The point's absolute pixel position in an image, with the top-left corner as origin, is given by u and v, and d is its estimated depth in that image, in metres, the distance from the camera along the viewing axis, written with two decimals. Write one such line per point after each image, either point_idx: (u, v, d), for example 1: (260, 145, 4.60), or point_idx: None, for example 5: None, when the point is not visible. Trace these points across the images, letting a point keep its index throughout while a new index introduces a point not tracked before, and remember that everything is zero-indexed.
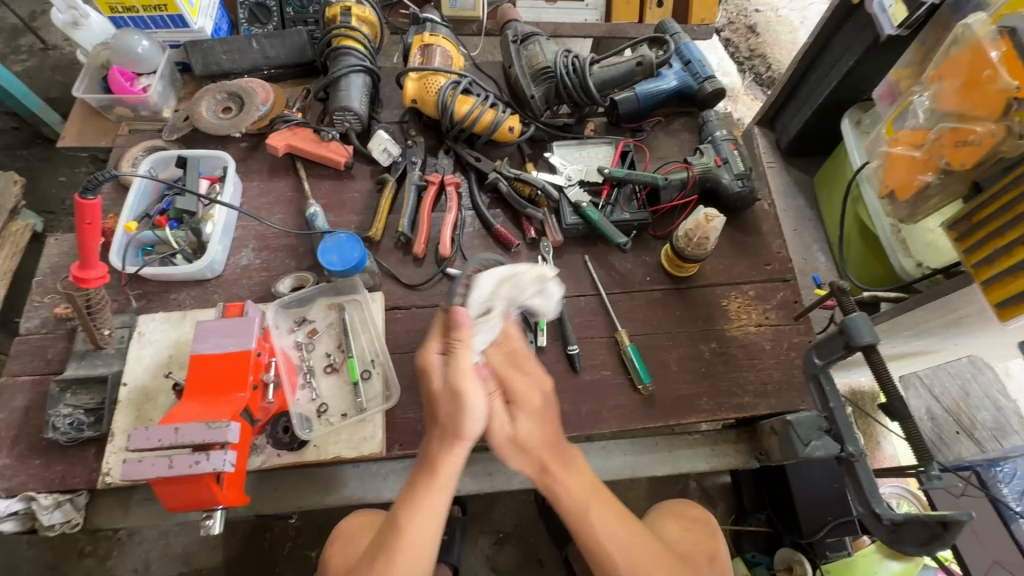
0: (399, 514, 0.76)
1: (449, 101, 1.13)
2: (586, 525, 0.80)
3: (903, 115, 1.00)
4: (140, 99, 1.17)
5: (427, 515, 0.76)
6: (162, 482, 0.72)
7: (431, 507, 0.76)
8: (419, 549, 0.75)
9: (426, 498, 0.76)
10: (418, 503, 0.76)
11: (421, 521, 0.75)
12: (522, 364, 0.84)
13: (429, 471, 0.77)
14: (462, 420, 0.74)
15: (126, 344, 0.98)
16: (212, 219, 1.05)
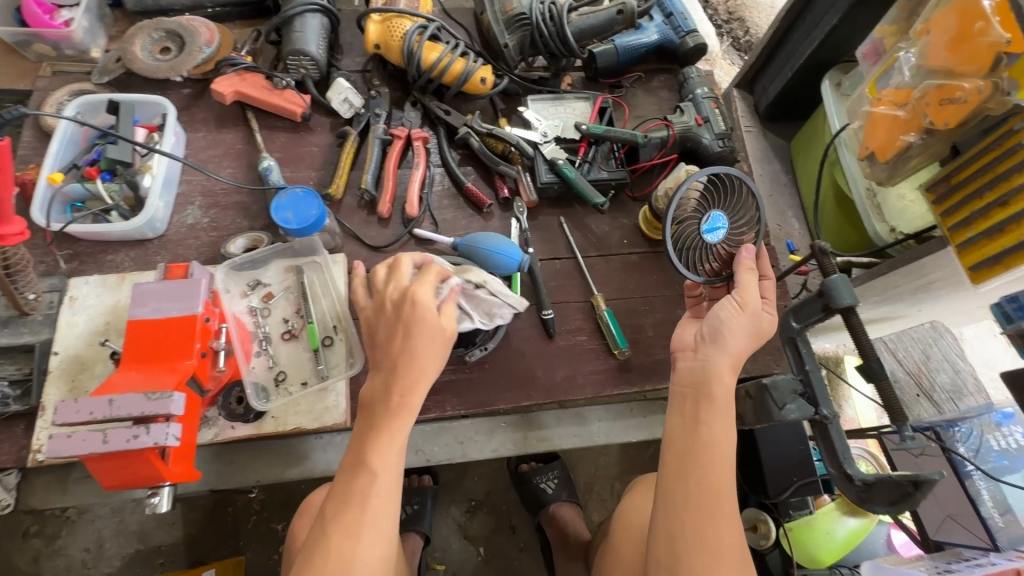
0: (370, 458, 0.68)
1: (416, 48, 1.04)
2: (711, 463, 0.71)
3: (888, 73, 0.97)
4: (61, 34, 1.04)
5: (394, 449, 0.70)
6: (97, 458, 0.65)
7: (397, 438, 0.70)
8: (388, 493, 0.68)
9: (394, 430, 0.70)
10: (384, 432, 0.70)
11: (390, 456, 0.69)
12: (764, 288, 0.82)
13: (399, 406, 0.70)
14: (418, 347, 0.72)
15: (56, 309, 0.88)
16: (150, 170, 0.94)
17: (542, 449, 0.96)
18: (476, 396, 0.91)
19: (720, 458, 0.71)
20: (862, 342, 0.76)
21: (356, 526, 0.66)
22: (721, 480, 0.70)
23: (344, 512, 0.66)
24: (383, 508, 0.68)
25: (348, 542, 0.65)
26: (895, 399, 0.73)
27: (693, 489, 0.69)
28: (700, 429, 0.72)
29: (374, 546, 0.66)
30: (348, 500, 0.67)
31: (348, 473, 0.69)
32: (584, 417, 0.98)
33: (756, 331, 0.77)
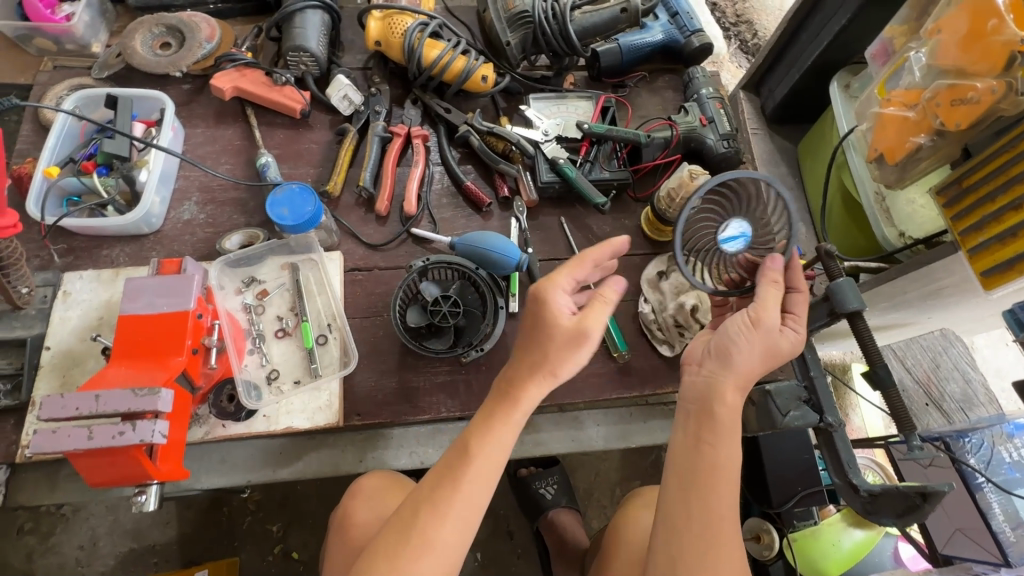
0: (474, 444, 0.65)
1: (417, 45, 1.04)
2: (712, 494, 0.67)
3: (898, 74, 0.95)
4: (62, 29, 1.03)
5: (501, 443, 0.66)
6: (81, 455, 0.64)
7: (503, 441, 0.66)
8: (481, 487, 0.65)
9: (502, 423, 0.66)
10: (492, 427, 0.66)
11: (493, 448, 0.65)
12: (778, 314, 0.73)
13: (509, 396, 0.67)
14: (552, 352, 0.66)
15: (49, 304, 0.87)
16: (147, 165, 0.93)
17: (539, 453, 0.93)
18: (471, 398, 0.89)
19: (723, 480, 0.68)
20: (868, 347, 0.73)
21: (443, 509, 0.63)
22: (725, 500, 0.68)
23: (437, 495, 0.64)
24: (474, 501, 0.64)
25: (433, 522, 0.63)
26: (903, 408, 0.70)
27: (695, 510, 0.67)
28: (706, 452, 0.69)
29: (455, 531, 0.63)
30: (445, 483, 0.64)
31: (450, 457, 0.66)
32: (582, 421, 0.96)
33: (772, 352, 0.72)
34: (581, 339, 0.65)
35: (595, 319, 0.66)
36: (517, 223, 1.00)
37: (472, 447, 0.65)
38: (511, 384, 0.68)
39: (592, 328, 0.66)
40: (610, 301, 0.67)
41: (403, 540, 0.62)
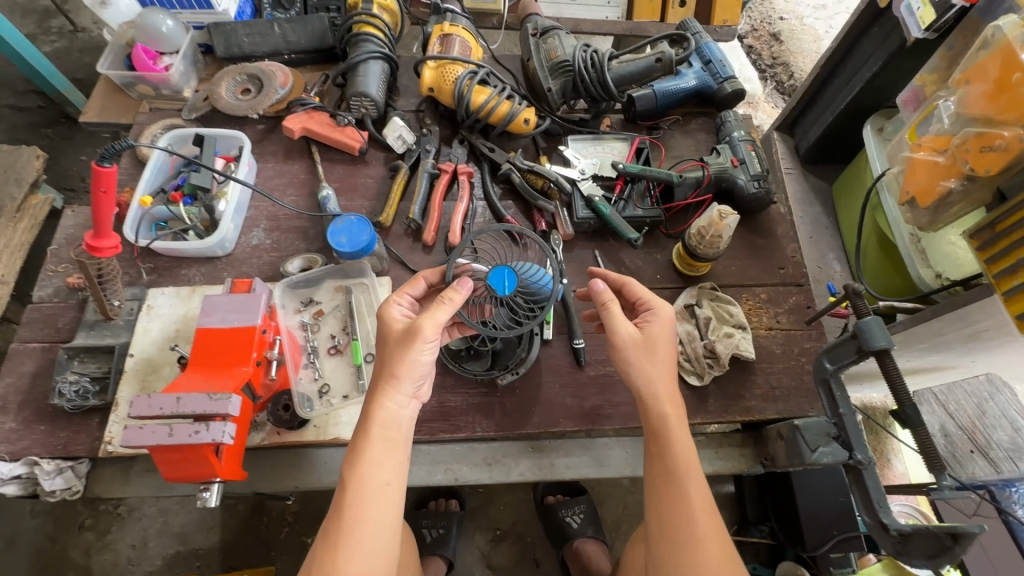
0: (348, 477, 0.72)
1: (466, 91, 1.13)
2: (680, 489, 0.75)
3: (927, 120, 0.98)
4: (162, 77, 1.19)
5: (371, 465, 0.73)
6: (160, 451, 0.72)
7: (378, 461, 0.73)
8: (371, 513, 0.71)
9: (367, 443, 0.74)
10: (362, 457, 0.73)
11: (365, 472, 0.72)
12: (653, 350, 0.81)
13: (365, 417, 0.76)
14: (395, 358, 0.76)
15: (134, 316, 0.98)
16: (225, 197, 1.05)
17: (567, 477, 0.96)
18: (505, 418, 0.94)
19: (683, 477, 0.75)
20: (897, 387, 0.74)
21: (334, 547, 0.69)
22: (694, 499, 0.74)
23: (332, 531, 0.70)
24: (371, 528, 0.71)
25: (329, 559, 0.68)
26: (933, 448, 0.71)
27: (669, 508, 0.74)
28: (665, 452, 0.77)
29: (360, 558, 0.69)
30: (333, 519, 0.71)
31: (337, 495, 0.72)
32: (611, 448, 0.98)
33: (645, 345, 0.82)
34: (412, 335, 0.76)
35: (424, 319, 0.76)
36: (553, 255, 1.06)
37: (347, 481, 0.72)
38: (368, 410, 0.76)
39: (424, 325, 0.76)
40: (455, 302, 0.77)
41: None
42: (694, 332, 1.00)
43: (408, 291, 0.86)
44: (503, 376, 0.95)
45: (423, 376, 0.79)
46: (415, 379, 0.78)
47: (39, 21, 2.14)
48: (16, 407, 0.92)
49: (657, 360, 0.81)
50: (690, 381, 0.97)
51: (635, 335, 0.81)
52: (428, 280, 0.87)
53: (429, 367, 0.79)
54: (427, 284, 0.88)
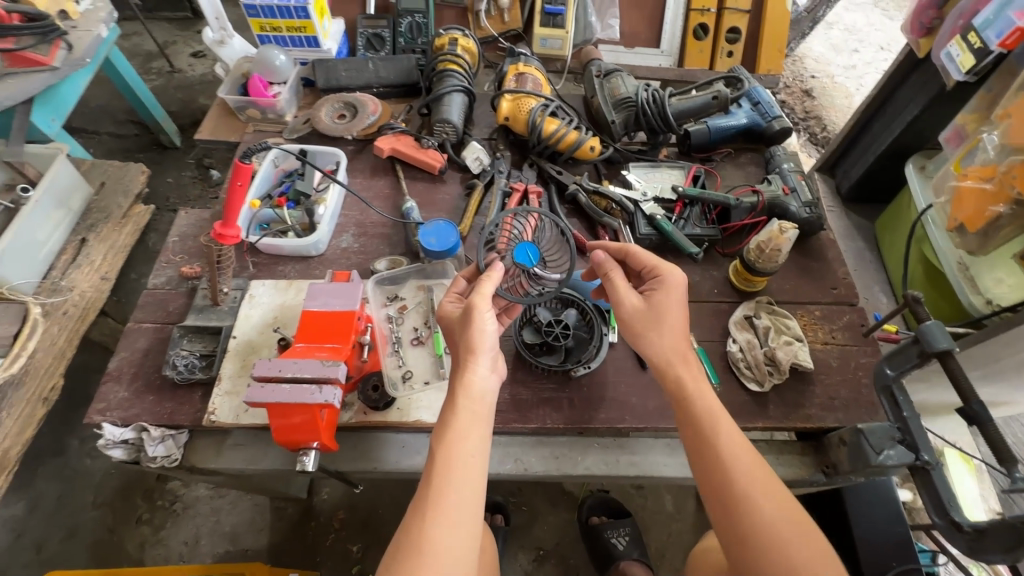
0: (436, 449, 0.72)
1: (539, 121, 1.26)
2: (738, 462, 0.77)
3: (972, 153, 1.07)
4: (270, 102, 1.35)
5: (459, 436, 0.73)
6: (276, 409, 0.79)
7: (466, 432, 0.73)
8: (463, 485, 0.70)
9: (456, 413, 0.75)
10: (454, 428, 0.73)
11: (455, 443, 0.72)
12: (659, 322, 0.89)
13: (455, 387, 0.77)
14: (472, 331, 0.80)
15: (238, 303, 1.08)
16: (324, 202, 1.18)
17: (631, 475, 0.99)
18: (574, 413, 0.99)
19: (739, 449, 0.78)
20: (962, 386, 0.78)
21: (423, 514, 0.67)
22: (752, 470, 0.77)
23: (422, 502, 0.68)
24: (458, 497, 0.69)
25: (420, 533, 0.66)
26: (1003, 444, 0.73)
27: (735, 484, 0.75)
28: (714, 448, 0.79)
29: (454, 535, 0.66)
30: (423, 489, 0.69)
31: (423, 475, 0.71)
32: (674, 448, 1.01)
33: (653, 313, 0.90)
34: (469, 311, 0.81)
35: (474, 295, 0.83)
36: None
37: (437, 451, 0.72)
38: (456, 383, 0.78)
39: (477, 300, 0.82)
40: (495, 277, 0.86)
41: (402, 552, 0.65)
42: (754, 340, 1.05)
43: (454, 290, 0.93)
44: (576, 367, 1.01)
45: (495, 349, 0.81)
46: (490, 352, 0.80)
47: (143, 63, 2.42)
48: (130, 378, 1.01)
49: (669, 321, 0.89)
50: (750, 387, 1.02)
51: (638, 302, 0.91)
52: (467, 277, 0.96)
53: (497, 340, 0.82)
54: (466, 280, 0.95)
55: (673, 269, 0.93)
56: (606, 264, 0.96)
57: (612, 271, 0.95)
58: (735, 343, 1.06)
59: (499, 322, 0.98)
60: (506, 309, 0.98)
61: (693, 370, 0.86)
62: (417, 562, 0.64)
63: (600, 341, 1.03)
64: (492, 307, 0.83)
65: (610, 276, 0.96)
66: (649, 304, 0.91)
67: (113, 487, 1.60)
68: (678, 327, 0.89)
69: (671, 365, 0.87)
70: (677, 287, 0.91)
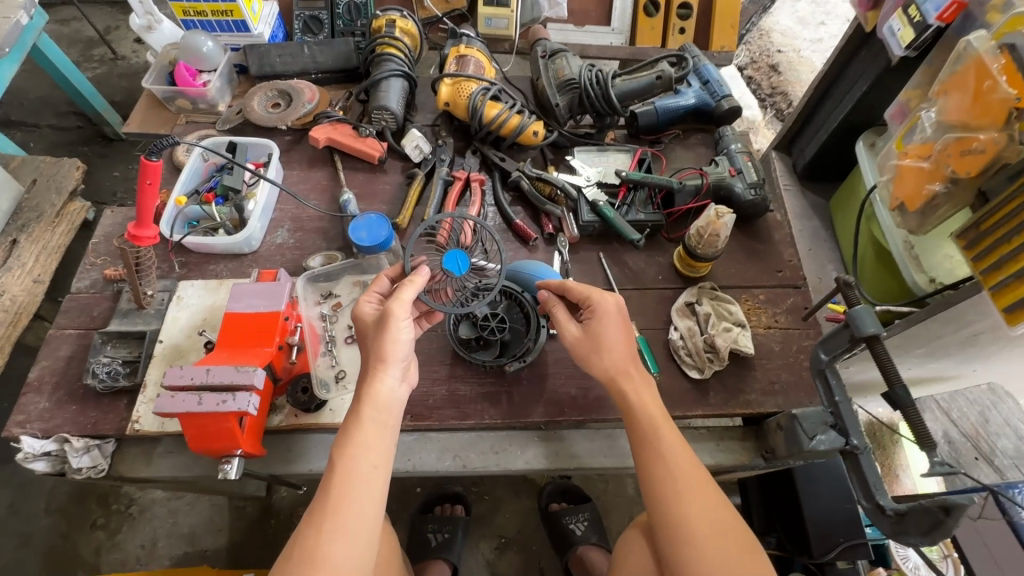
0: (336, 457, 0.76)
1: (479, 105, 1.21)
2: (656, 451, 0.80)
3: (912, 130, 1.05)
4: (199, 92, 1.29)
5: (362, 447, 0.76)
6: (188, 419, 0.77)
7: (368, 444, 0.76)
8: (362, 494, 0.74)
9: (361, 424, 0.77)
10: (356, 440, 0.76)
11: (357, 455, 0.75)
12: (599, 346, 0.87)
13: (361, 397, 0.79)
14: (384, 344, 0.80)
15: (165, 305, 1.04)
16: (255, 198, 1.14)
17: (572, 467, 0.99)
18: (513, 407, 0.98)
19: (661, 439, 0.81)
20: (888, 370, 0.78)
21: (320, 527, 0.71)
22: (677, 458, 0.79)
23: (319, 508, 0.73)
24: (354, 510, 0.73)
25: (313, 538, 0.70)
26: (924, 428, 0.73)
27: (655, 470, 0.79)
28: (655, 467, 0.79)
29: (344, 543, 0.71)
30: (320, 498, 0.73)
31: (324, 478, 0.75)
32: (615, 438, 1.01)
33: (592, 342, 0.87)
34: (385, 318, 0.81)
35: (393, 302, 0.81)
36: (560, 257, 1.12)
37: (337, 462, 0.75)
38: (364, 392, 0.80)
39: (395, 307, 0.81)
40: (417, 284, 0.84)
41: (296, 560, 0.69)
42: (694, 328, 1.04)
43: (374, 289, 0.89)
44: (511, 362, 0.99)
45: (407, 358, 0.83)
46: (400, 362, 0.81)
47: (83, 50, 2.30)
48: (51, 388, 0.97)
49: (608, 345, 0.86)
50: (690, 374, 1.01)
51: (576, 332, 0.89)
52: (390, 276, 0.92)
53: (410, 349, 0.83)
54: (389, 279, 0.92)
55: (607, 295, 0.89)
56: (547, 301, 0.94)
57: (554, 306, 0.93)
58: (677, 331, 1.05)
59: (418, 324, 0.96)
60: (427, 313, 0.96)
61: (637, 384, 0.85)
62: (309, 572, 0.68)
63: (536, 333, 1.01)
64: (411, 314, 0.83)
65: (551, 309, 0.93)
66: (587, 335, 0.88)
67: (65, 493, 1.56)
68: (622, 350, 0.87)
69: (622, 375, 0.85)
70: (615, 310, 0.88)
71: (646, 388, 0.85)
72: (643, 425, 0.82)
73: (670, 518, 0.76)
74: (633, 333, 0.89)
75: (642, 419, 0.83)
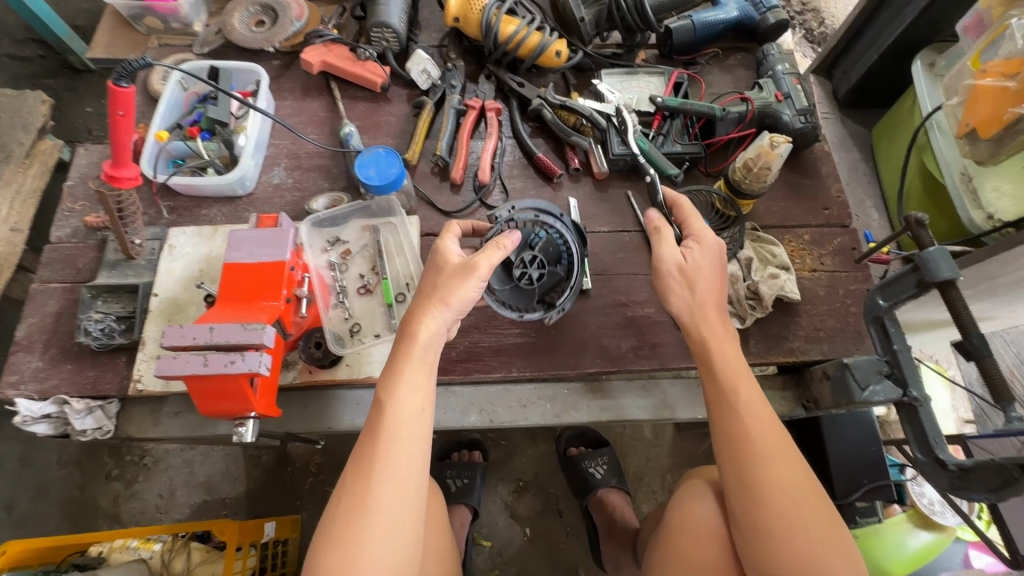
0: (382, 399, 0.71)
1: (494, 21, 1.06)
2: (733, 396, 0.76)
3: (995, 44, 0.92)
4: (169, 8, 1.12)
5: (410, 390, 0.71)
6: (194, 382, 0.70)
7: (414, 385, 0.72)
8: (404, 439, 0.70)
9: (405, 368, 0.72)
10: (400, 381, 0.72)
11: (402, 396, 0.71)
12: (692, 279, 0.81)
13: (407, 336, 0.74)
14: (442, 284, 0.75)
15: (157, 255, 0.95)
16: (245, 131, 1.00)
17: (603, 419, 0.95)
18: (543, 359, 0.92)
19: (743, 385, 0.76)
20: (962, 319, 0.70)
21: (368, 473, 0.68)
22: (751, 406, 0.75)
23: (363, 452, 0.69)
24: (404, 456, 0.69)
25: (361, 483, 0.67)
26: (1001, 380, 0.67)
27: (723, 418, 0.75)
28: (730, 417, 0.75)
29: (391, 489, 0.67)
30: (367, 443, 0.69)
31: (370, 420, 0.71)
32: (649, 389, 0.96)
33: (690, 276, 0.81)
34: (469, 268, 0.74)
35: (483, 259, 0.75)
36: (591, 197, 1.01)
37: (383, 403, 0.71)
38: (405, 332, 0.74)
39: (481, 264, 0.75)
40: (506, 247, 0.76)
41: (345, 505, 0.67)
42: (737, 273, 0.96)
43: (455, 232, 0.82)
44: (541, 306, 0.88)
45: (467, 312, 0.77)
46: (460, 313, 0.76)
47: None
48: (42, 346, 0.89)
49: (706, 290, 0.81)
50: (731, 323, 0.94)
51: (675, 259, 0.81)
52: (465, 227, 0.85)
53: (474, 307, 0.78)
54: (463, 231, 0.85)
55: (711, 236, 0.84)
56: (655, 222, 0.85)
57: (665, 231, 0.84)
58: None
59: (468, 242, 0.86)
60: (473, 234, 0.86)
61: (717, 328, 0.80)
62: (360, 519, 0.66)
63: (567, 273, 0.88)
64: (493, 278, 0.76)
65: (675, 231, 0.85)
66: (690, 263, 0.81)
67: (76, 446, 1.53)
68: (712, 289, 0.81)
69: (695, 322, 0.80)
70: (716, 250, 0.83)
71: (725, 340, 0.79)
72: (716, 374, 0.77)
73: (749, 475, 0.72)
74: (724, 281, 0.84)
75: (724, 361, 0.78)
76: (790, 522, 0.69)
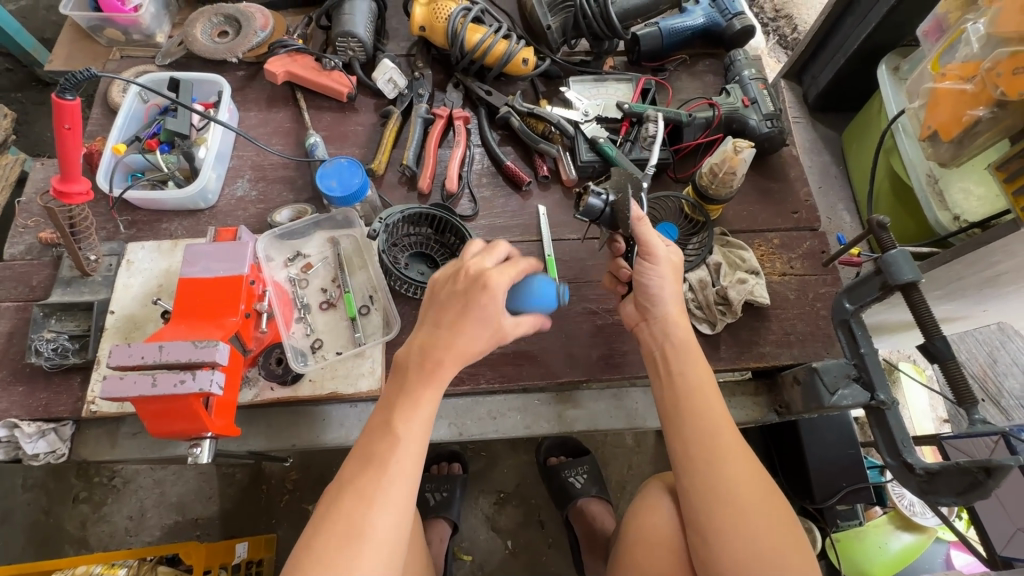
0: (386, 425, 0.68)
1: (460, 29, 1.05)
2: (699, 404, 0.78)
3: (953, 47, 0.94)
4: (130, 19, 1.10)
5: (420, 418, 0.69)
6: (142, 403, 0.68)
7: (419, 409, 0.69)
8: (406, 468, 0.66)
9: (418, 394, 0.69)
10: (408, 401, 0.69)
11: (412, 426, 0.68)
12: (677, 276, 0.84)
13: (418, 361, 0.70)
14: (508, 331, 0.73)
15: (114, 271, 0.92)
16: (205, 143, 0.98)
17: (575, 429, 0.94)
18: (512, 370, 0.90)
19: (705, 395, 0.79)
20: (924, 321, 0.70)
21: (369, 501, 0.64)
22: (714, 413, 0.77)
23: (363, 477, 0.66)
24: (401, 485, 0.66)
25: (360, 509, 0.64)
26: (965, 383, 0.67)
27: (688, 424, 0.77)
28: (694, 424, 0.77)
29: (389, 518, 0.65)
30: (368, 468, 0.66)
31: (373, 446, 0.67)
32: (621, 398, 0.96)
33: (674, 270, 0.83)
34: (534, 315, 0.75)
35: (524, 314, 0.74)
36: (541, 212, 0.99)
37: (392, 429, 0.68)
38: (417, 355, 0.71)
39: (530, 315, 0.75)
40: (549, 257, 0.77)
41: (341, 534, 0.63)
42: (706, 279, 0.95)
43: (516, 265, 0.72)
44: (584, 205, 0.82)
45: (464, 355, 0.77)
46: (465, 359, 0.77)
47: None
48: None
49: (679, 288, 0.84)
50: (701, 329, 0.94)
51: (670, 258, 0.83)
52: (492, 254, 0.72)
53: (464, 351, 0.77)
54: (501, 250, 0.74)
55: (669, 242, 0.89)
56: (620, 199, 0.81)
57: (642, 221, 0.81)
58: (686, 284, 0.95)
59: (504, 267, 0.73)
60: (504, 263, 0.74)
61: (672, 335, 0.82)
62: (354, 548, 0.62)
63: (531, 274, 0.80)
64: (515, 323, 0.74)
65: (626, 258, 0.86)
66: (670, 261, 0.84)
67: (41, 468, 1.48)
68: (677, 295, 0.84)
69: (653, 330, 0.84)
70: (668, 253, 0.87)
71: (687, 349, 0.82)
72: (686, 377, 0.80)
73: (707, 481, 0.74)
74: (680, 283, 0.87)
75: (691, 376, 0.80)
76: (743, 535, 0.71)
